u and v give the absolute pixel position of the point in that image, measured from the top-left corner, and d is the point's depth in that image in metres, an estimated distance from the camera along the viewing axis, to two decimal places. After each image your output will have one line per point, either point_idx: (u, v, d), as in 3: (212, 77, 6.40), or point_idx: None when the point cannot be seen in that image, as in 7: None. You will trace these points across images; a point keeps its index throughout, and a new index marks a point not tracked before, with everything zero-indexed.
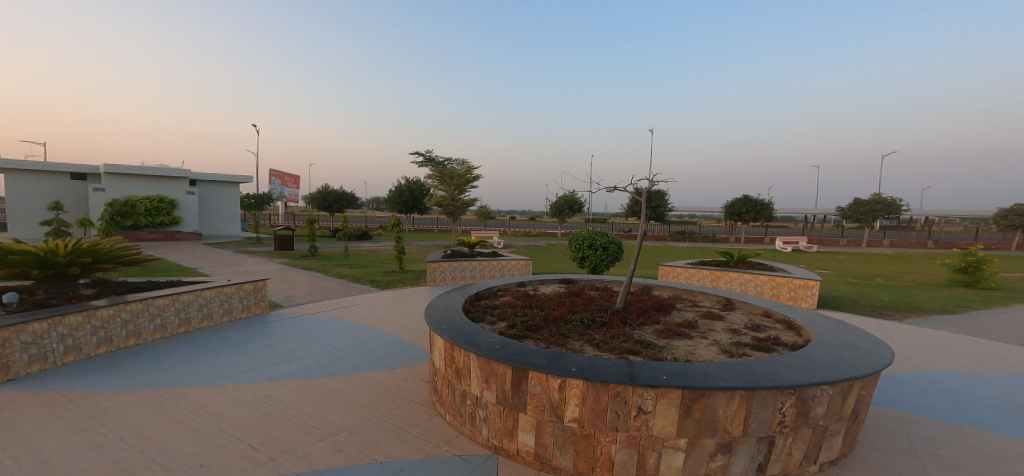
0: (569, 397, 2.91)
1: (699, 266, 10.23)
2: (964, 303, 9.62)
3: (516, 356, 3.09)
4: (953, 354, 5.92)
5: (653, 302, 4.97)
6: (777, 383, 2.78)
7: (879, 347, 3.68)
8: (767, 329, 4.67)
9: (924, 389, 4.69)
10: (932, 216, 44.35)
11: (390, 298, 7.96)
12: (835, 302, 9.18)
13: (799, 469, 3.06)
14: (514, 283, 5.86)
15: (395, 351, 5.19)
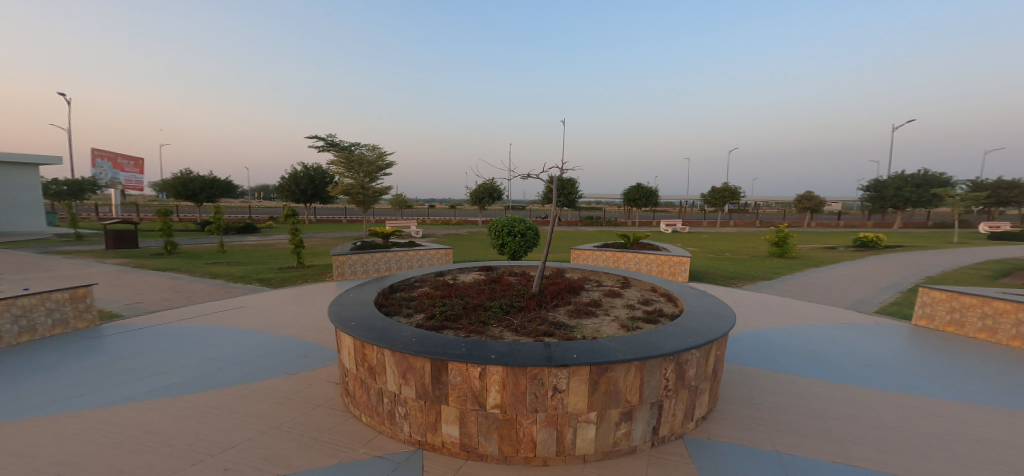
0: (490, 384, 2.95)
1: (601, 249, 11.02)
2: (779, 269, 11.82)
3: (435, 349, 3.03)
4: (793, 312, 7.20)
5: (565, 285, 5.24)
6: (662, 351, 3.12)
7: (727, 311, 4.34)
8: (656, 303, 5.21)
9: (765, 344, 5.63)
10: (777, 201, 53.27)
11: (284, 297, 7.32)
12: (706, 275, 10.57)
13: (682, 427, 3.49)
14: (431, 273, 5.75)
15: (295, 355, 4.80)
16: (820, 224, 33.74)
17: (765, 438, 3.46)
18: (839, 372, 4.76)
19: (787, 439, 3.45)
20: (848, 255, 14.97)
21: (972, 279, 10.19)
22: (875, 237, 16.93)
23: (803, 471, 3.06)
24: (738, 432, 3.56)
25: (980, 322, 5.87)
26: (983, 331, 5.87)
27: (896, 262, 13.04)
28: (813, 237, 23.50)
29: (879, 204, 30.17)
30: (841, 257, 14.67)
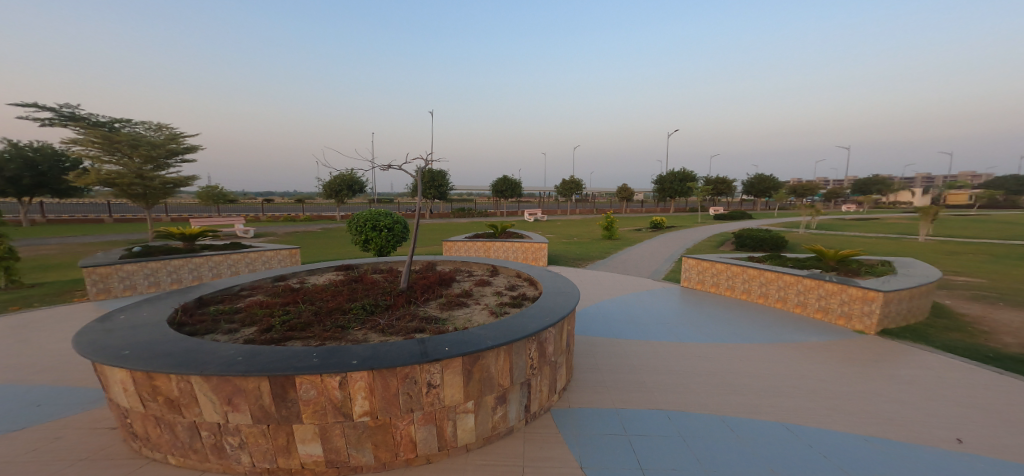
0: (355, 392, 2.73)
1: (468, 240, 11.14)
2: (601, 249, 13.81)
3: (273, 365, 2.67)
4: (631, 286, 8.40)
5: (434, 278, 5.17)
6: (527, 332, 3.30)
7: (573, 289, 4.82)
8: (520, 288, 5.50)
9: (603, 315, 6.43)
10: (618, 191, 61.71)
11: (68, 327, 5.69)
12: (563, 259, 11.65)
13: (549, 401, 3.77)
14: (269, 279, 5.06)
15: (84, 399, 3.77)
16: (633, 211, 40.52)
17: (611, 399, 3.95)
18: (656, 332, 5.72)
19: (619, 396, 4.00)
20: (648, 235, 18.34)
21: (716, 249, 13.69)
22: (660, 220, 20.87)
23: (633, 421, 3.60)
24: (586, 396, 4.00)
25: (711, 280, 8.02)
26: (762, 296, 7.18)
27: (673, 239, 16.56)
28: (626, 221, 28.15)
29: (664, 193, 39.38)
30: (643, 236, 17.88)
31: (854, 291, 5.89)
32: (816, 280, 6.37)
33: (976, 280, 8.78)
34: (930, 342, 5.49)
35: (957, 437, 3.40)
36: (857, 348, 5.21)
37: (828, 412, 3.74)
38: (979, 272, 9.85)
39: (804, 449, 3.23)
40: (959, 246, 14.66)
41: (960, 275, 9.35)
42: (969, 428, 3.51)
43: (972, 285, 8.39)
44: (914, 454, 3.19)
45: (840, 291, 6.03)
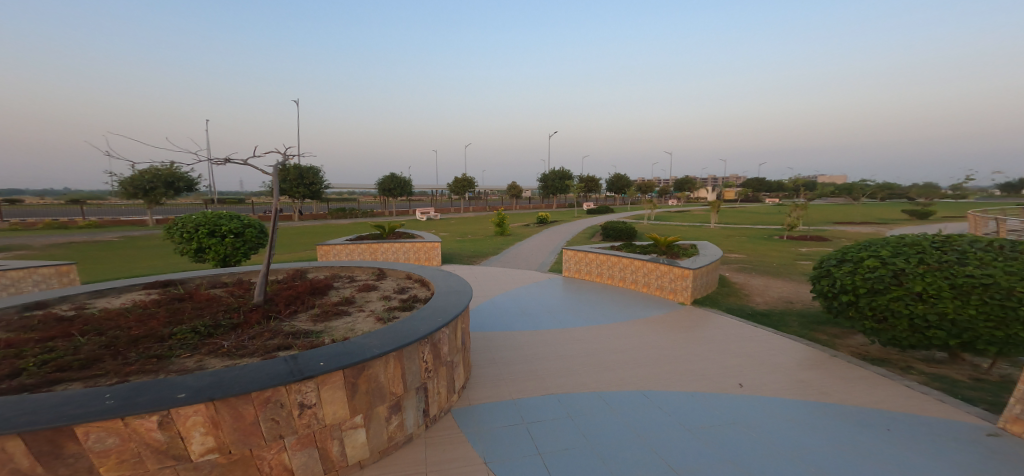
0: (191, 428, 2.26)
1: (357, 242, 10.38)
2: (482, 245, 14.06)
3: (34, 415, 2.03)
4: (517, 279, 8.63)
5: (305, 287, 4.63)
6: (418, 336, 3.11)
7: (467, 287, 4.74)
8: (410, 290, 5.25)
9: (490, 310, 6.51)
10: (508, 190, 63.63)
11: None
12: (454, 257, 11.54)
13: (448, 402, 3.63)
14: (14, 308, 3.80)
15: None
16: (514, 208, 42.40)
17: (497, 393, 3.95)
18: (540, 321, 5.98)
19: (512, 387, 4.05)
20: (527, 231, 19.28)
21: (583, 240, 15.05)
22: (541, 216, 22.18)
23: (530, 409, 3.66)
24: (482, 392, 3.97)
25: (584, 268, 8.77)
26: (620, 280, 8.08)
27: (552, 233, 17.66)
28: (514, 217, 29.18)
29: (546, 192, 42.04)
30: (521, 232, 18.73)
31: (677, 270, 6.96)
32: (653, 263, 7.37)
33: (747, 258, 11.42)
34: (735, 306, 6.83)
35: (774, 377, 4.18)
36: (701, 317, 6.13)
37: (678, 375, 4.26)
38: (760, 251, 12.70)
39: (674, 409, 3.62)
40: (754, 232, 18.65)
41: (742, 254, 12.02)
42: (781, 369, 4.35)
43: (737, 261, 10.99)
44: (751, 397, 3.82)
45: (669, 270, 7.06)
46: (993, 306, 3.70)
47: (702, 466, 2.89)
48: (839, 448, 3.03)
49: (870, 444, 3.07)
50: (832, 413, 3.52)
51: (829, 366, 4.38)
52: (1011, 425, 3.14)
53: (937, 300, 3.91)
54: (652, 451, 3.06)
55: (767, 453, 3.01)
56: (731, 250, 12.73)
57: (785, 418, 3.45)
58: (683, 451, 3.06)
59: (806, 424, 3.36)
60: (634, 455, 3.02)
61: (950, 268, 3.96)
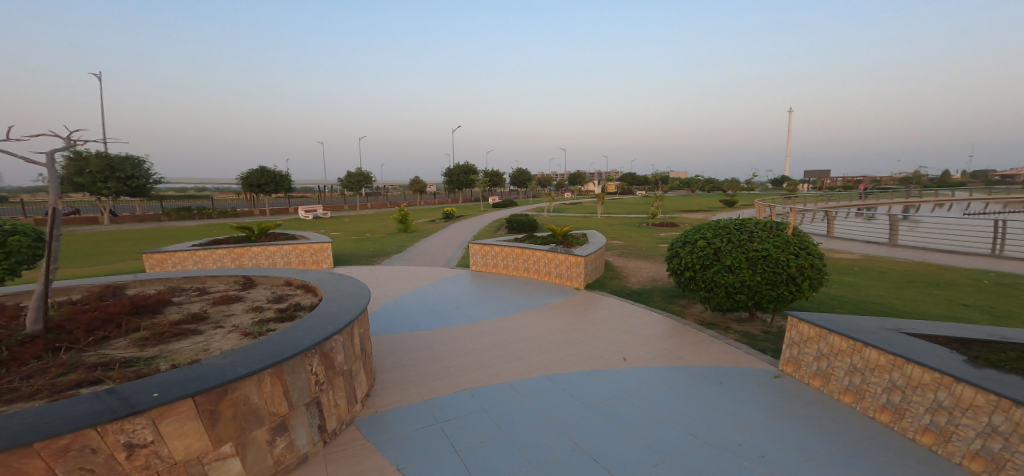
0: None
1: (216, 246, 8.94)
2: (375, 243, 13.28)
3: None
4: (411, 277, 8.25)
5: (127, 305, 3.79)
6: (299, 348, 2.72)
7: (362, 290, 4.36)
8: (290, 298, 4.66)
9: (387, 311, 6.15)
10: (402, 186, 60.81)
11: None
12: (339, 258, 10.62)
13: (349, 413, 3.29)
14: None
15: None
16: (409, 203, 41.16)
17: (398, 396, 3.71)
18: (440, 318, 5.82)
19: (420, 389, 3.83)
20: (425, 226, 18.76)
21: (483, 234, 15.15)
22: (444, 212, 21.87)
23: (441, 409, 3.50)
24: (388, 398, 3.69)
25: (490, 262, 8.77)
26: (522, 271, 8.29)
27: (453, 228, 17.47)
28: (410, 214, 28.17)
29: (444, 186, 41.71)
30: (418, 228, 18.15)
31: (570, 259, 7.34)
32: (550, 252, 7.70)
33: (628, 243, 12.64)
34: (619, 287, 7.49)
35: (655, 348, 4.66)
36: (594, 300, 6.58)
37: (572, 357, 4.47)
38: (639, 237, 14.18)
39: (578, 388, 3.78)
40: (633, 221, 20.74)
41: (622, 240, 13.27)
42: (660, 341, 4.87)
43: (621, 246, 12.10)
44: (641, 369, 4.18)
45: (565, 259, 7.44)
46: (772, 272, 4.71)
47: (605, 438, 3.04)
48: (702, 404, 3.48)
49: (725, 397, 3.58)
50: (699, 373, 4.03)
51: (693, 334, 5.01)
52: (786, 368, 3.96)
53: (740, 271, 4.81)
54: (561, 431, 3.14)
55: (653, 416, 3.30)
56: (614, 238, 13.96)
57: (660, 385, 3.83)
58: (587, 426, 3.20)
59: (683, 387, 3.79)
60: (546, 438, 3.06)
61: (746, 244, 4.91)
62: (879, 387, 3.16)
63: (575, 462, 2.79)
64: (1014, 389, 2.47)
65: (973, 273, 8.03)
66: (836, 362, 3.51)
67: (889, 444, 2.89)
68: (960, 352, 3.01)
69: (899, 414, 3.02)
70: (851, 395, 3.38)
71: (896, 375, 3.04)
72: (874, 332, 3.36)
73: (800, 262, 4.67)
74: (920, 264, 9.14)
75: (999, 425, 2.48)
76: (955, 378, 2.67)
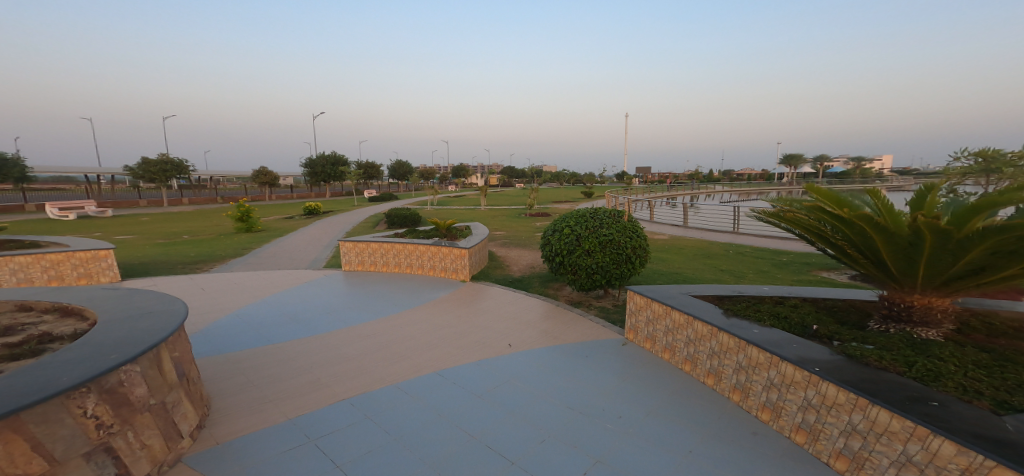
0: None
1: None
2: (233, 245, 11.65)
3: None
4: (256, 284, 7.24)
5: None
6: (51, 392, 2.25)
7: (172, 304, 3.59)
8: (30, 327, 3.61)
9: (253, 321, 5.52)
10: (227, 180, 53.45)
11: None
12: (147, 269, 8.66)
13: (171, 452, 2.88)
14: None
15: None
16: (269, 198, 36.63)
17: (257, 420, 3.39)
18: (318, 324, 5.46)
19: (290, 405, 3.61)
20: (293, 224, 17.02)
21: (362, 230, 14.39)
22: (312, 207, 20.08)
23: (316, 423, 3.35)
24: (245, 421, 3.38)
25: (370, 259, 8.39)
26: (408, 267, 8.19)
27: (326, 225, 16.18)
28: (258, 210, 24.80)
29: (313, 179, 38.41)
30: (285, 226, 16.39)
31: (456, 251, 7.52)
32: (436, 246, 7.77)
33: (510, 234, 13.34)
34: (502, 277, 7.93)
35: (533, 332, 5.10)
36: (479, 291, 6.86)
37: (457, 350, 4.65)
38: (520, 227, 15.06)
39: (467, 380, 3.96)
40: (503, 212, 21.79)
41: (504, 231, 13.95)
42: (538, 324, 5.34)
43: (504, 237, 12.71)
44: (524, 352, 4.54)
45: (450, 252, 7.58)
46: (616, 253, 5.66)
47: (494, 425, 3.27)
48: (572, 377, 3.97)
49: (586, 368, 4.13)
50: (570, 350, 4.55)
51: (565, 315, 5.63)
52: (628, 336, 4.75)
53: (596, 253, 5.64)
54: (453, 426, 3.28)
55: (537, 397, 3.65)
56: (494, 229, 14.55)
57: (539, 366, 4.21)
58: (476, 417, 3.39)
59: (558, 364, 4.24)
60: (439, 434, 3.17)
61: (598, 230, 5.77)
62: (681, 341, 4.04)
63: (470, 454, 2.96)
64: (747, 333, 3.40)
65: (764, 248, 10.48)
66: (657, 326, 4.33)
67: (696, 389, 3.69)
68: (719, 306, 4.07)
69: (694, 362, 3.90)
70: (668, 352, 4.22)
71: (689, 332, 3.91)
72: (677, 298, 4.26)
73: (636, 242, 5.74)
74: (732, 242, 11.55)
75: (743, 362, 3.37)
76: (716, 329, 3.58)
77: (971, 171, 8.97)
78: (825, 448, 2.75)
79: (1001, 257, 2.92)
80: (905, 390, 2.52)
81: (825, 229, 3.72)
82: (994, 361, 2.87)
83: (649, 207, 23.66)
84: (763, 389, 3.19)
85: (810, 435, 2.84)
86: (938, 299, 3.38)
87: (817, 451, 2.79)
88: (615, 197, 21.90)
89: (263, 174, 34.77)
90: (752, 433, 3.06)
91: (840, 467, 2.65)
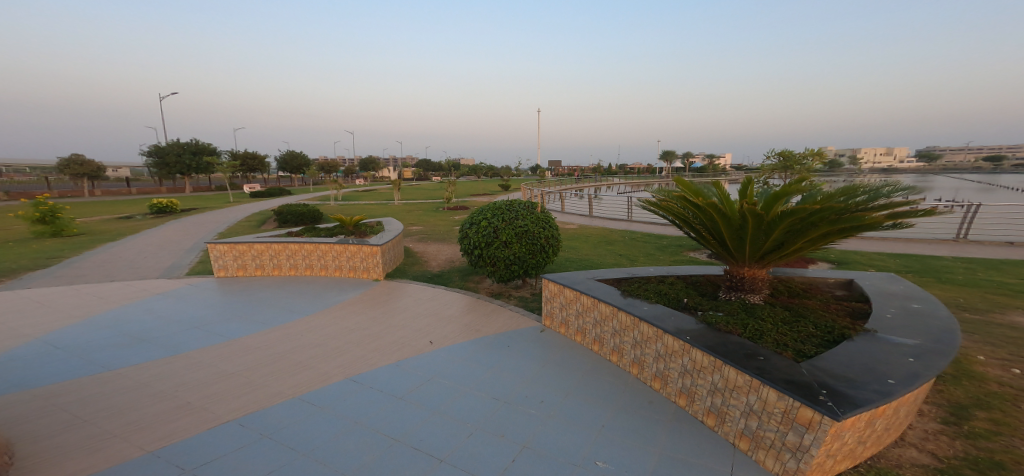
0: None
1: None
2: (60, 252, 9.31)
3: None
4: (82, 301, 5.82)
5: None
6: None
7: None
8: None
9: (107, 343, 4.52)
10: (19, 172, 41.71)
11: None
12: None
13: None
14: None
15: None
16: (100, 193, 29.82)
17: (105, 461, 2.77)
18: (198, 339, 4.66)
19: (157, 434, 3.04)
20: (143, 224, 14.20)
21: (245, 229, 12.58)
22: (169, 202, 16.94)
23: (197, 450, 2.88)
24: (85, 461, 2.76)
25: (255, 262, 7.34)
26: (307, 268, 7.39)
27: (190, 225, 13.76)
28: (76, 209, 19.84)
29: (165, 170, 32.21)
30: (134, 227, 13.57)
31: (365, 249, 6.98)
32: (341, 244, 7.13)
33: (424, 229, 12.88)
34: (420, 273, 7.63)
35: (454, 327, 5.02)
36: (396, 289, 6.51)
37: (371, 353, 4.36)
38: (433, 222, 14.62)
39: (387, 382, 3.75)
40: (405, 206, 20.88)
41: (418, 226, 13.44)
42: (459, 318, 5.27)
43: (419, 232, 12.24)
44: (447, 348, 4.45)
45: (358, 250, 7.03)
46: (532, 244, 5.83)
47: (418, 425, 3.15)
48: (494, 368, 4.01)
49: (507, 358, 4.22)
50: (492, 342, 4.58)
51: (485, 306, 5.66)
52: (546, 322, 4.97)
53: (513, 245, 5.75)
54: (373, 430, 3.09)
55: (461, 391, 3.61)
56: (410, 224, 13.94)
57: (461, 360, 4.17)
58: (399, 419, 3.23)
59: (481, 357, 4.24)
60: (356, 442, 2.96)
61: (513, 221, 5.88)
62: (589, 323, 4.35)
63: (391, 458, 2.82)
64: (640, 310, 3.80)
65: (658, 234, 11.70)
66: (568, 310, 4.61)
67: (604, 367, 4.02)
68: (618, 288, 4.47)
69: (601, 342, 4.23)
70: (580, 335, 4.51)
71: (596, 313, 4.22)
72: (585, 283, 4.57)
73: (549, 232, 5.98)
74: (631, 229, 12.68)
75: (638, 337, 3.74)
76: (615, 308, 3.93)
77: (775, 167, 11.22)
78: (700, 408, 3.19)
79: (793, 234, 3.74)
80: (742, 349, 3.06)
81: (687, 216, 4.34)
82: (793, 317, 3.66)
83: (556, 199, 24.62)
84: (654, 361, 3.59)
85: (688, 398, 3.29)
86: (759, 270, 4.15)
87: (694, 411, 3.24)
88: (527, 189, 22.42)
89: (70, 164, 27.95)
90: (648, 402, 3.44)
91: (710, 422, 3.11)
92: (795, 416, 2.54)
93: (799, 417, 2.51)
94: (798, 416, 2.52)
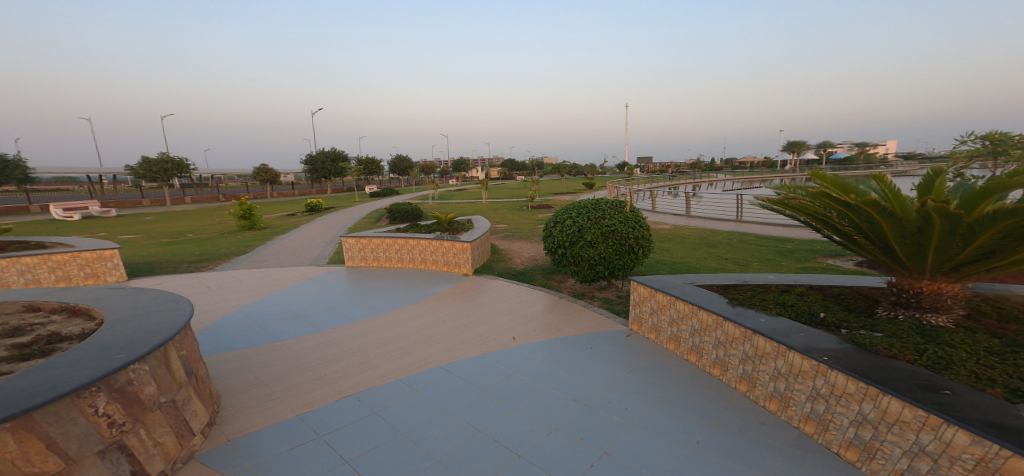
0: None
1: None
2: (247, 243, 11.68)
3: None
4: (257, 283, 7.21)
5: None
6: (60, 391, 2.30)
7: (177, 303, 3.54)
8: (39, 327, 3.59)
9: (269, 318, 5.53)
10: (222, 178, 53.16)
11: None
12: (146, 268, 8.52)
13: (182, 450, 2.90)
14: None
15: None
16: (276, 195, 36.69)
17: (267, 417, 3.41)
18: (331, 320, 5.45)
19: (300, 400, 3.63)
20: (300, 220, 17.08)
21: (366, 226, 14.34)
22: (316, 202, 20.10)
23: (328, 418, 3.37)
24: (255, 417, 3.41)
25: (372, 254, 8.30)
26: (409, 261, 8.14)
27: (331, 222, 16.09)
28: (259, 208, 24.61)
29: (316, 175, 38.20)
30: (292, 223, 16.39)
31: (458, 245, 7.45)
32: (438, 240, 7.72)
33: (513, 227, 13.27)
34: (506, 269, 7.89)
35: (536, 324, 5.05)
36: (482, 284, 6.82)
37: (461, 343, 4.62)
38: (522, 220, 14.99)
39: (473, 374, 3.94)
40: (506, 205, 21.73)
41: (510, 224, 13.89)
42: (542, 316, 5.29)
43: (507, 229, 12.64)
44: (529, 345, 4.50)
45: (453, 246, 7.54)
46: (619, 244, 5.57)
47: (501, 418, 3.26)
48: (575, 370, 3.93)
49: (592, 360, 4.10)
50: (575, 342, 4.51)
51: (566, 306, 5.59)
52: (632, 327, 4.70)
53: (599, 244, 5.56)
54: (461, 418, 3.28)
55: (541, 389, 3.63)
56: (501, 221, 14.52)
57: (543, 359, 4.18)
58: (482, 410, 3.38)
59: (563, 357, 4.20)
60: (445, 428, 3.17)
61: (600, 220, 5.70)
62: (687, 332, 3.98)
63: (482, 448, 2.94)
64: (753, 322, 3.36)
65: (773, 236, 10.35)
66: (661, 316, 4.28)
67: (703, 379, 3.67)
68: (723, 295, 4.02)
69: (700, 353, 3.85)
70: (673, 343, 4.17)
71: (694, 321, 3.86)
72: (681, 288, 4.21)
73: (637, 233, 5.65)
74: (739, 231, 11.39)
75: (749, 352, 3.33)
76: (723, 318, 3.52)
77: (976, 153, 8.90)
78: (835, 439, 2.71)
79: (1011, 241, 2.92)
80: (915, 378, 2.51)
81: (831, 216, 3.68)
82: (1005, 347, 2.86)
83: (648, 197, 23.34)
84: (771, 379, 3.16)
85: (819, 425, 2.81)
86: (949, 285, 3.36)
87: (827, 441, 2.76)
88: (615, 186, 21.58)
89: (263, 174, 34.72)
90: (761, 423, 3.03)
91: (849, 456, 2.62)
92: (1000, 468, 2.00)
93: (1007, 470, 1.97)
94: (1006, 470, 1.97)
